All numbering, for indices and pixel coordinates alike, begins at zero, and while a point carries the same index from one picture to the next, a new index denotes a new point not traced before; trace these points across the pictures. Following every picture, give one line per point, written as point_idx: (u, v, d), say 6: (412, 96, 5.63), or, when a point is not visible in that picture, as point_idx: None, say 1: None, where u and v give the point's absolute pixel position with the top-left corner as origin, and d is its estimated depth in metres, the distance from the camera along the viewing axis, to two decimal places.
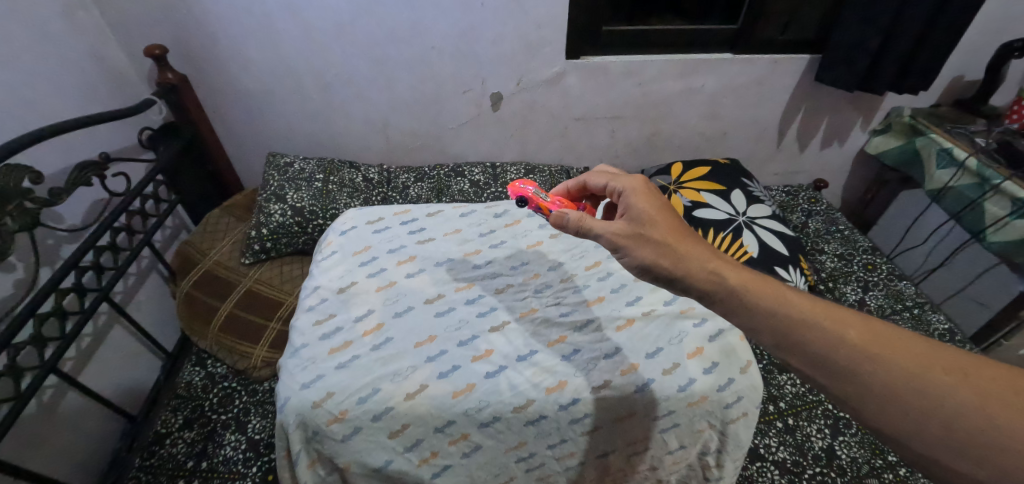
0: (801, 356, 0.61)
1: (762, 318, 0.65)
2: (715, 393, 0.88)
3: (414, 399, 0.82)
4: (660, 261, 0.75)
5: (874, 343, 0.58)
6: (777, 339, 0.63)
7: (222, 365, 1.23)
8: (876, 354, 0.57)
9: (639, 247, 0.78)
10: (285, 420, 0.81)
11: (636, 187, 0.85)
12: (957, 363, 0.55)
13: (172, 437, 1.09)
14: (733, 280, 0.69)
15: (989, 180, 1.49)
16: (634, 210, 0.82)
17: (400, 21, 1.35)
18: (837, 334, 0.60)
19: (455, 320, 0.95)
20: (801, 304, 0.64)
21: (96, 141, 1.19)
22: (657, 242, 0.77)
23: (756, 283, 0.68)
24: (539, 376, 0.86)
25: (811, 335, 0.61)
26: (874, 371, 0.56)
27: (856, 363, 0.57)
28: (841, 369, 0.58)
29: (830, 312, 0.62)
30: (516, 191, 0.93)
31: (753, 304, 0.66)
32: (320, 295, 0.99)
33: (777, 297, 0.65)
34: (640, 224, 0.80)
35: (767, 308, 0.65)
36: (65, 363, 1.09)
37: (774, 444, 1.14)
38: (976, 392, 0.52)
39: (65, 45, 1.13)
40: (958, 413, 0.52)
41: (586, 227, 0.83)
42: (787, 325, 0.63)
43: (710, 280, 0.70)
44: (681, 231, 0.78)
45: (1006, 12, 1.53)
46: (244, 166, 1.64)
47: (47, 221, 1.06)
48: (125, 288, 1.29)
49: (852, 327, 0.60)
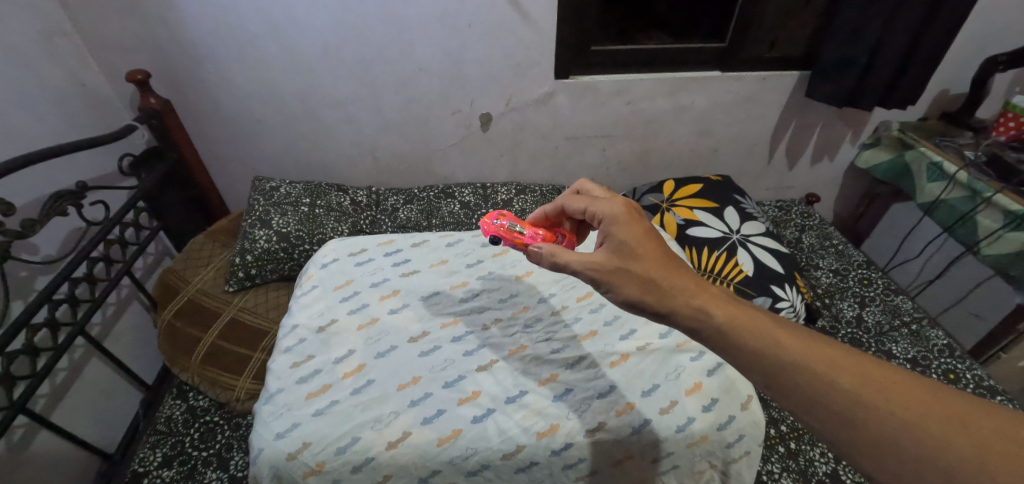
0: (792, 398, 0.58)
1: (750, 357, 0.62)
2: (715, 432, 0.85)
3: (396, 448, 0.78)
4: (645, 298, 0.72)
5: (866, 388, 0.55)
6: (766, 380, 0.60)
7: (204, 398, 1.18)
8: (868, 400, 0.54)
9: (623, 285, 0.74)
10: (259, 474, 0.78)
11: (615, 217, 0.80)
12: (955, 411, 0.52)
13: (150, 476, 1.04)
14: (720, 317, 0.66)
15: (981, 193, 1.48)
16: (615, 244, 0.77)
17: (388, 44, 1.34)
18: (828, 377, 0.56)
19: (441, 360, 0.91)
20: (792, 344, 0.60)
21: (74, 169, 1.15)
22: (638, 278, 0.73)
23: (745, 319, 0.64)
24: (529, 419, 0.82)
25: (800, 377, 0.57)
26: (867, 419, 0.53)
27: (849, 409, 0.54)
28: (831, 413, 0.55)
29: (822, 353, 0.58)
30: (488, 229, 0.90)
31: (740, 342, 0.63)
32: (299, 335, 0.95)
33: (768, 335, 0.62)
34: (622, 257, 0.75)
35: (754, 348, 0.62)
36: (38, 400, 1.04)
37: (778, 471, 1.10)
38: (975, 445, 0.49)
39: (43, 70, 1.09)
40: (956, 468, 0.49)
41: (562, 262, 0.78)
42: (777, 366, 0.59)
43: (697, 317, 0.67)
44: (661, 263, 0.73)
45: (988, 27, 1.55)
46: (228, 190, 1.60)
47: (20, 253, 1.01)
48: (103, 319, 1.24)
49: (845, 369, 0.56)
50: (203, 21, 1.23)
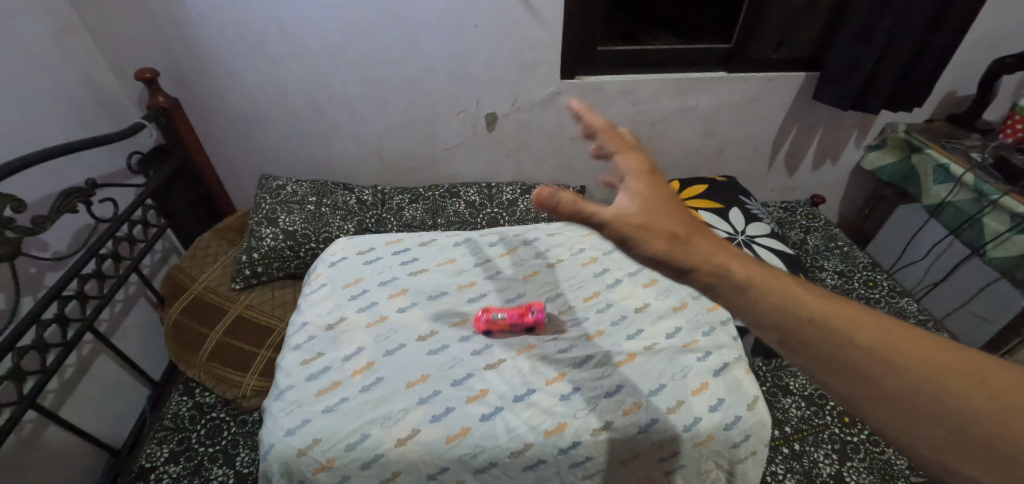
0: (811, 358, 0.48)
1: (758, 311, 0.51)
2: (722, 432, 0.85)
3: (405, 446, 0.79)
4: (673, 253, 0.56)
5: (883, 341, 0.46)
6: (782, 339, 0.49)
7: (211, 395, 1.19)
8: (884, 353, 0.45)
9: (650, 240, 0.57)
10: (269, 469, 0.79)
11: (645, 172, 0.63)
12: (977, 364, 0.44)
13: (157, 471, 1.04)
14: (741, 273, 0.53)
15: (987, 195, 1.47)
16: (646, 197, 0.60)
17: (395, 43, 1.35)
18: (849, 334, 0.47)
19: (449, 358, 0.92)
20: (810, 298, 0.50)
21: (84, 166, 1.16)
22: (670, 232, 0.57)
23: (758, 272, 0.53)
24: (537, 417, 0.83)
25: (812, 331, 0.48)
26: (883, 374, 0.45)
27: (862, 364, 0.45)
28: (854, 374, 0.46)
29: (844, 309, 0.49)
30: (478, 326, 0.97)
31: (748, 296, 0.52)
32: (308, 333, 0.96)
33: (785, 290, 0.51)
34: (654, 207, 0.59)
35: (764, 301, 0.51)
36: (47, 395, 1.05)
37: (782, 472, 1.10)
38: (997, 400, 0.42)
39: (53, 69, 1.10)
40: (975, 423, 0.42)
41: (590, 213, 0.57)
42: (794, 322, 0.49)
43: (712, 270, 0.54)
44: (688, 219, 0.60)
45: (997, 29, 1.54)
46: (235, 188, 1.61)
47: (31, 249, 1.02)
48: (111, 316, 1.25)
49: (869, 326, 0.47)
50: (210, 20, 1.24)
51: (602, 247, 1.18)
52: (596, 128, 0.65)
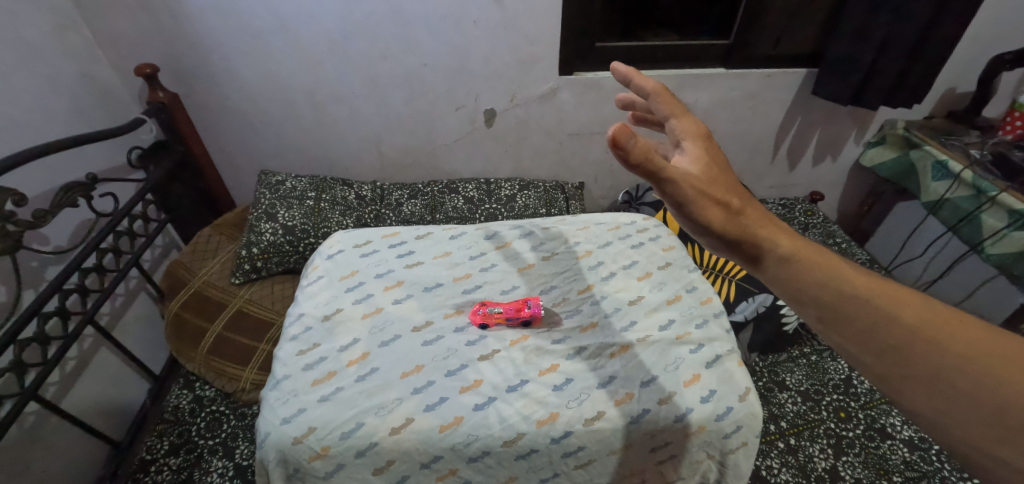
0: (848, 335, 0.49)
1: (803, 287, 0.52)
2: (714, 423, 0.85)
3: (399, 434, 0.80)
4: (728, 229, 0.55)
5: (931, 324, 0.46)
6: (819, 313, 0.51)
7: (211, 388, 1.20)
8: (930, 336, 0.46)
9: (708, 209, 0.55)
10: (265, 457, 0.79)
11: (700, 134, 0.60)
12: None
13: (157, 463, 1.05)
14: (786, 247, 0.54)
15: (986, 192, 1.46)
16: (704, 161, 0.57)
17: (392, 38, 1.35)
18: (891, 312, 0.48)
19: (443, 349, 0.92)
20: (855, 277, 0.51)
21: (84, 161, 1.17)
22: (727, 201, 0.56)
23: (811, 251, 0.54)
24: (529, 408, 0.84)
25: (856, 310, 0.49)
26: (926, 355, 0.45)
27: (906, 343, 0.46)
28: (891, 351, 0.47)
29: (890, 290, 0.49)
30: (476, 319, 0.97)
31: (796, 272, 0.53)
32: (304, 324, 0.97)
33: (829, 267, 0.52)
34: (713, 177, 0.57)
35: (810, 278, 0.52)
36: (48, 388, 1.06)
37: (777, 466, 1.11)
38: None
39: (54, 65, 1.11)
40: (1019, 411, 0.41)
41: (656, 168, 0.52)
42: (836, 301, 0.50)
43: (761, 247, 0.55)
44: (742, 191, 0.58)
45: (997, 25, 1.54)
46: (234, 183, 1.61)
47: (32, 243, 1.03)
48: (112, 309, 1.27)
49: (913, 307, 0.48)
50: (210, 16, 1.24)
51: (597, 241, 1.19)
52: (648, 89, 0.61)
